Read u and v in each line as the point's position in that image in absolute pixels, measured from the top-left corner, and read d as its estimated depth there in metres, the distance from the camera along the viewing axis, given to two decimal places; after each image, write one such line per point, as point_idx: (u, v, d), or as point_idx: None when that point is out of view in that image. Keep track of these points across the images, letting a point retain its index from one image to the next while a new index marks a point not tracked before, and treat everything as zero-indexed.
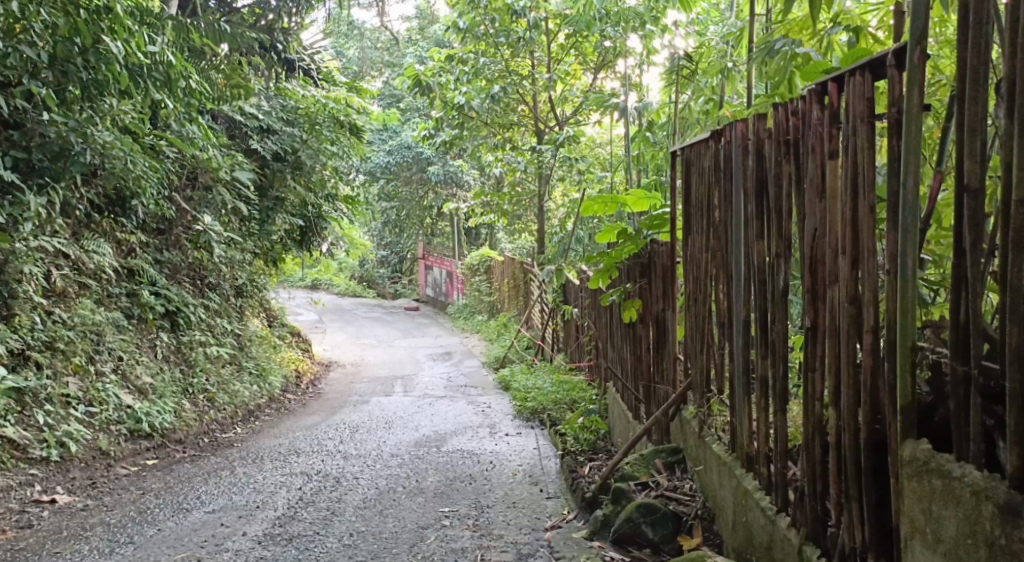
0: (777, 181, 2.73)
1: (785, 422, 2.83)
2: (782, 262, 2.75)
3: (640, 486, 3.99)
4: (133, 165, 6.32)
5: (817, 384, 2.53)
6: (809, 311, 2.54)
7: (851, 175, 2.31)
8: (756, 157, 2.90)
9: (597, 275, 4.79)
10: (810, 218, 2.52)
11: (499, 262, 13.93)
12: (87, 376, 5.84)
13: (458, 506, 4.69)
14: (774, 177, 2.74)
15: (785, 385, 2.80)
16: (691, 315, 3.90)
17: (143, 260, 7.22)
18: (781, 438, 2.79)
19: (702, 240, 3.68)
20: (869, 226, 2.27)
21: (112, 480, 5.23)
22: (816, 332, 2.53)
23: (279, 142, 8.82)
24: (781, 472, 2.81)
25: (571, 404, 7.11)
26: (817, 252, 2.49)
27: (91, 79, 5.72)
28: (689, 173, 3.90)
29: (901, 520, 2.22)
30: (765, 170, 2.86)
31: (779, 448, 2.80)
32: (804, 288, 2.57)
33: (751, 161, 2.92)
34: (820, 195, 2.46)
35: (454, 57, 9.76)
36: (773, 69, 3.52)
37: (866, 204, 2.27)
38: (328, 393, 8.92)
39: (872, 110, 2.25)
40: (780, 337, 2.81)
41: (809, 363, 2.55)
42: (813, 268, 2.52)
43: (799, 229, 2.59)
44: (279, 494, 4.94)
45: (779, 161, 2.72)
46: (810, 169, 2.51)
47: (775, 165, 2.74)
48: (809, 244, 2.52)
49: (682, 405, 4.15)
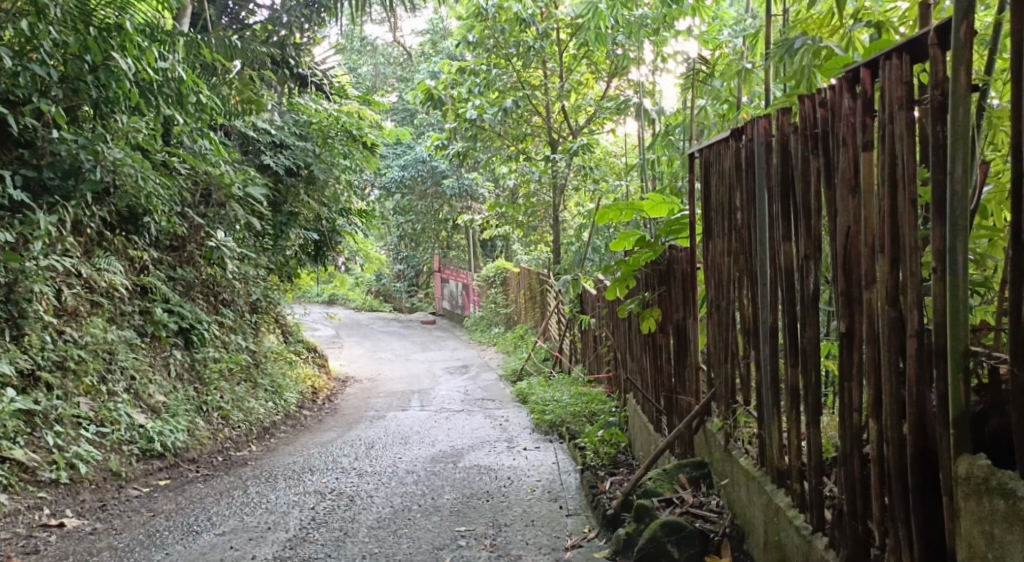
0: (804, 179, 2.59)
1: (819, 436, 2.68)
2: (812, 264, 2.60)
3: (665, 503, 3.84)
4: (144, 181, 6.28)
5: (855, 394, 2.37)
6: (845, 316, 2.38)
7: (889, 166, 2.16)
8: (781, 154, 2.75)
9: (614, 285, 4.65)
10: (841, 216, 2.37)
11: (515, 274, 13.81)
12: (98, 396, 5.74)
13: (475, 525, 4.54)
14: (801, 174, 2.60)
15: (818, 396, 2.64)
16: (714, 323, 3.74)
17: (156, 278, 7.13)
18: (815, 452, 2.64)
19: (724, 244, 3.54)
20: (910, 221, 2.12)
21: (122, 502, 5.11)
22: (852, 337, 2.38)
23: (292, 157, 8.77)
24: (816, 488, 2.66)
25: (590, 417, 6.96)
26: (851, 252, 2.34)
27: (103, 96, 5.68)
28: (708, 175, 3.75)
29: (956, 542, 2.06)
30: (791, 167, 2.71)
31: (814, 464, 2.64)
32: (837, 291, 2.42)
33: (776, 158, 2.77)
34: (852, 190, 2.32)
35: (467, 70, 9.66)
36: (794, 70, 3.33)
37: (905, 197, 2.12)
38: (344, 408, 8.79)
39: (911, 94, 2.10)
40: (811, 344, 2.66)
41: (845, 371, 2.40)
42: (847, 269, 2.37)
43: (831, 228, 2.44)
44: (291, 514, 4.81)
45: (807, 157, 2.58)
46: (841, 163, 2.36)
47: (802, 162, 2.60)
48: (842, 244, 2.37)
49: (705, 417, 4.00)
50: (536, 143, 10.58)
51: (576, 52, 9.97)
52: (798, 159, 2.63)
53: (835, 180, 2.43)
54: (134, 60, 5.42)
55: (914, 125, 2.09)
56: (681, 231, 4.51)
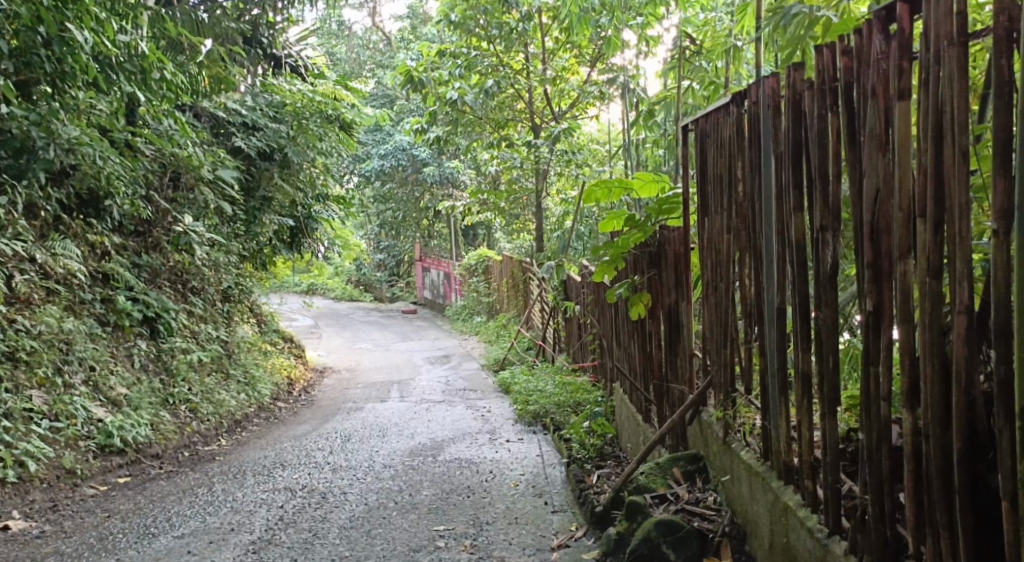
0: (819, 141, 2.31)
1: (836, 428, 2.39)
2: (830, 236, 2.31)
3: (657, 499, 3.52)
4: (104, 162, 5.98)
5: (881, 382, 2.09)
6: (871, 292, 2.10)
7: (934, 116, 1.87)
8: (792, 116, 2.46)
9: (601, 268, 4.38)
10: (869, 178, 2.08)
11: (497, 262, 13.48)
12: (53, 389, 5.38)
13: (454, 523, 4.24)
14: (817, 135, 2.32)
15: (836, 382, 2.35)
16: (710, 306, 3.45)
17: (119, 265, 6.74)
18: (834, 447, 2.35)
19: (722, 220, 3.24)
20: (960, 178, 1.83)
21: (76, 502, 4.77)
22: (880, 316, 2.10)
23: (265, 139, 8.32)
24: (834, 487, 2.37)
25: (575, 407, 6.67)
26: (880, 219, 2.06)
27: (58, 72, 5.25)
28: (705, 146, 3.44)
29: None
30: (804, 128, 2.42)
31: (831, 458, 2.36)
32: (862, 265, 2.13)
33: (786, 119, 2.48)
34: (883, 147, 2.03)
35: (446, 52, 9.30)
36: (787, 41, 3.07)
37: (955, 149, 1.83)
38: (321, 400, 8.46)
39: (966, 28, 1.81)
40: (827, 326, 2.37)
41: (870, 355, 2.12)
42: (875, 239, 2.09)
43: (855, 193, 2.15)
44: (258, 514, 4.50)
45: (823, 116, 2.30)
46: (868, 118, 2.07)
47: (818, 121, 2.31)
48: (869, 210, 2.09)
49: (701, 408, 3.71)
50: (518, 129, 10.23)
51: (560, 35, 9.60)
52: (813, 120, 2.34)
53: (860, 140, 2.14)
54: (93, 32, 4.93)
55: (966, 65, 1.80)
56: (673, 211, 4.20)
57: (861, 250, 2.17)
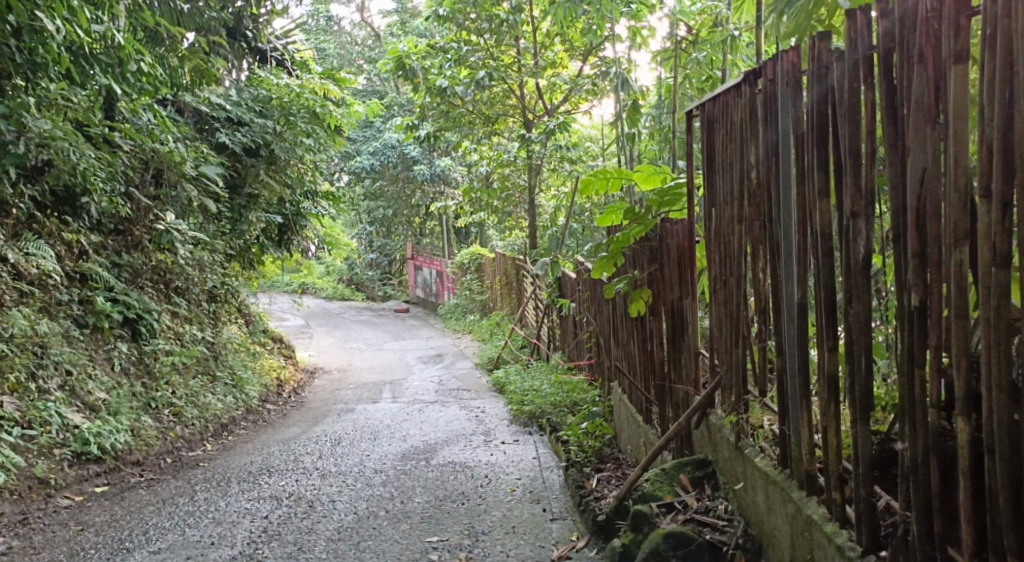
0: (852, 118, 2.11)
1: (868, 436, 2.16)
2: (862, 223, 2.11)
3: (664, 508, 3.27)
4: (79, 157, 5.66)
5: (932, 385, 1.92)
6: (917, 285, 1.93)
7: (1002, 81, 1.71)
8: (817, 90, 2.25)
9: (599, 264, 4.18)
10: (915, 155, 1.91)
11: (490, 260, 13.23)
12: (25, 395, 5.13)
13: (448, 534, 4.01)
14: (849, 112, 2.12)
15: (869, 387, 2.14)
16: (718, 303, 3.21)
17: (96, 264, 6.47)
18: (868, 457, 2.15)
19: (729, 209, 3.01)
20: None
21: (49, 515, 4.54)
22: (927, 313, 1.93)
23: (250, 134, 8.03)
24: (869, 501, 2.16)
25: (571, 406, 6.47)
26: (928, 202, 1.89)
27: (29, 63, 4.92)
28: (710, 131, 3.20)
29: None
30: (831, 103, 2.21)
31: (865, 470, 2.15)
32: (907, 253, 1.96)
33: (811, 95, 2.27)
34: (932, 120, 1.87)
35: (436, 46, 9.03)
36: (794, 25, 2.85)
37: None
38: (310, 401, 8.22)
39: None
40: (860, 323, 2.14)
41: (915, 357, 1.97)
42: (921, 225, 1.92)
43: (896, 174, 1.98)
44: (240, 525, 4.27)
45: (856, 89, 2.10)
46: (913, 87, 1.90)
47: (849, 95, 2.12)
48: (915, 192, 1.92)
49: (708, 410, 3.47)
50: (510, 125, 9.96)
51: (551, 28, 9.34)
52: (843, 93, 2.14)
53: (904, 116, 1.96)
54: (65, 22, 4.59)
55: None
56: (675, 202, 3.97)
57: (903, 240, 1.99)
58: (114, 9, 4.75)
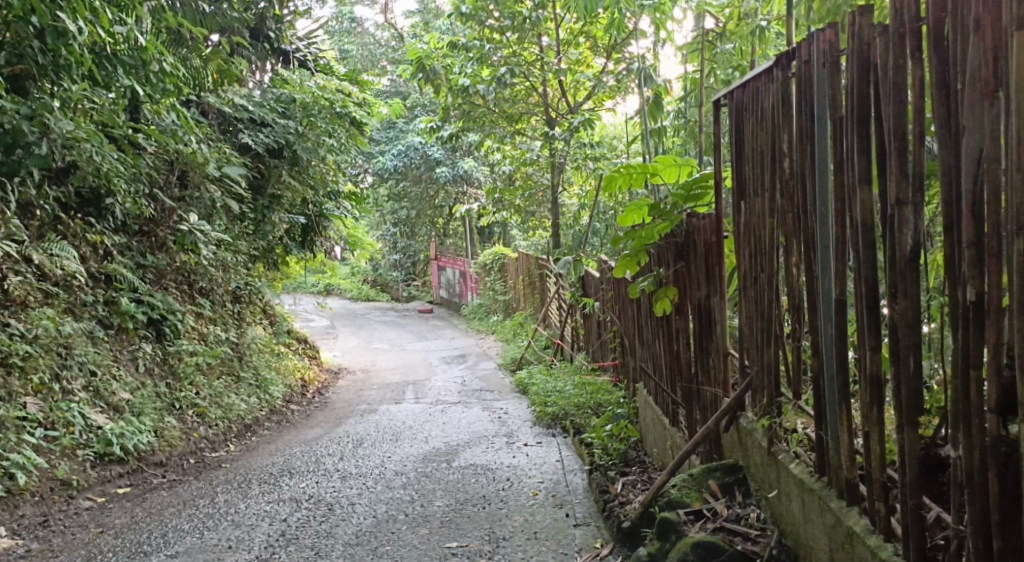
0: (896, 98, 2.02)
1: (917, 443, 2.05)
2: (910, 212, 2.01)
3: (692, 516, 3.17)
4: (101, 159, 5.60)
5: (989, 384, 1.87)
6: (973, 278, 1.88)
7: None
8: (858, 69, 2.15)
9: (623, 261, 4.08)
10: (971, 136, 1.86)
11: (513, 260, 13.14)
12: (49, 396, 5.10)
13: (467, 540, 3.93)
14: (893, 90, 2.03)
15: (918, 391, 2.04)
16: (749, 300, 3.11)
17: (121, 265, 6.44)
18: (916, 463, 2.05)
19: (760, 201, 2.91)
20: None
21: (70, 516, 4.51)
22: (983, 307, 1.87)
23: (273, 135, 7.98)
24: (917, 511, 2.06)
25: (596, 408, 6.37)
26: (986, 187, 1.84)
27: (52, 63, 4.89)
28: (739, 120, 3.09)
29: None
30: (874, 83, 2.12)
31: (915, 478, 2.05)
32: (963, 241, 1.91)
33: (850, 75, 2.17)
34: (989, 97, 1.82)
35: (458, 45, 8.95)
36: None
37: None
38: (335, 402, 8.17)
39: None
40: (907, 319, 2.04)
41: (970, 357, 1.91)
42: (977, 214, 1.87)
43: (949, 157, 1.93)
44: (259, 528, 4.22)
45: (901, 65, 2.01)
46: (968, 61, 1.85)
47: (894, 74, 2.03)
48: (971, 173, 1.87)
49: (738, 413, 3.36)
50: (533, 124, 9.87)
51: (575, 26, 9.25)
52: (887, 71, 2.05)
53: (959, 98, 1.90)
54: (87, 24, 4.53)
55: None
56: (701, 197, 3.86)
57: (957, 229, 1.94)
58: (136, 10, 4.68)
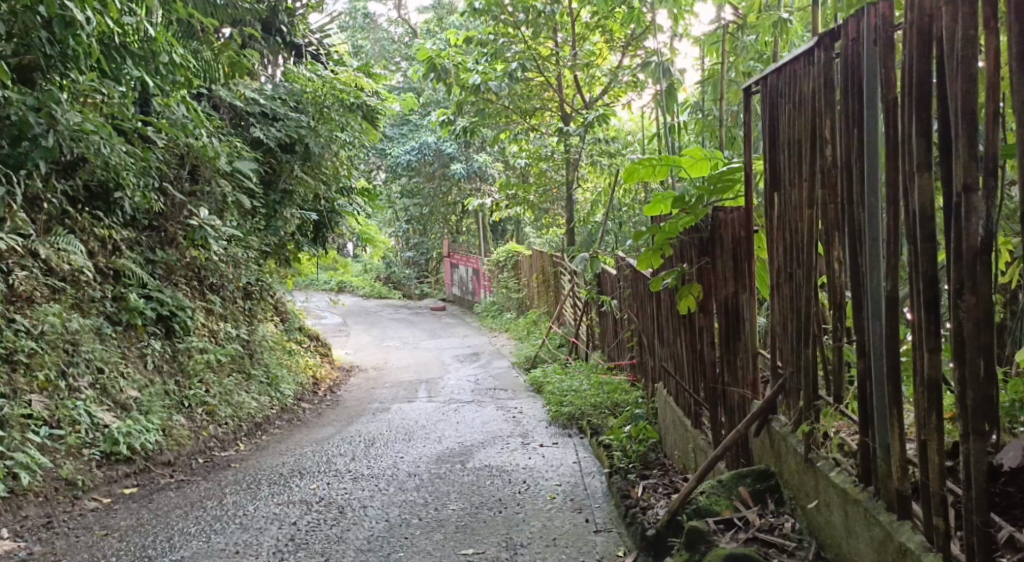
0: (966, 73, 1.86)
1: (985, 452, 1.90)
2: (980, 199, 1.85)
3: (722, 525, 3.01)
4: (110, 152, 5.42)
5: None
6: None
7: None
8: (919, 43, 1.99)
9: (644, 255, 3.92)
10: None
11: (527, 257, 12.96)
12: (55, 393, 4.97)
13: (484, 546, 3.78)
14: (962, 65, 1.87)
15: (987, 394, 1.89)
16: (782, 297, 2.93)
17: (129, 260, 6.32)
18: (984, 474, 1.90)
19: (796, 191, 2.74)
20: None
21: (74, 518, 4.38)
22: None
23: (283, 129, 7.80)
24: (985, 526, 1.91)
25: (613, 408, 6.21)
26: None
27: (60, 54, 4.75)
28: (773, 106, 2.93)
29: None
30: (937, 59, 1.96)
31: (984, 490, 1.90)
32: None
33: (910, 49, 2.01)
34: None
35: (472, 40, 8.70)
36: None
37: None
38: (347, 401, 8.02)
39: None
40: (975, 317, 1.89)
41: None
42: None
43: None
44: (267, 532, 4.07)
45: (971, 37, 1.85)
46: None
47: (963, 47, 1.87)
48: None
49: (769, 416, 3.19)
50: (547, 119, 9.69)
51: (590, 20, 9.05)
52: (954, 43, 1.89)
53: None
54: (96, 14, 4.36)
55: None
56: (728, 189, 3.68)
57: None
58: None
